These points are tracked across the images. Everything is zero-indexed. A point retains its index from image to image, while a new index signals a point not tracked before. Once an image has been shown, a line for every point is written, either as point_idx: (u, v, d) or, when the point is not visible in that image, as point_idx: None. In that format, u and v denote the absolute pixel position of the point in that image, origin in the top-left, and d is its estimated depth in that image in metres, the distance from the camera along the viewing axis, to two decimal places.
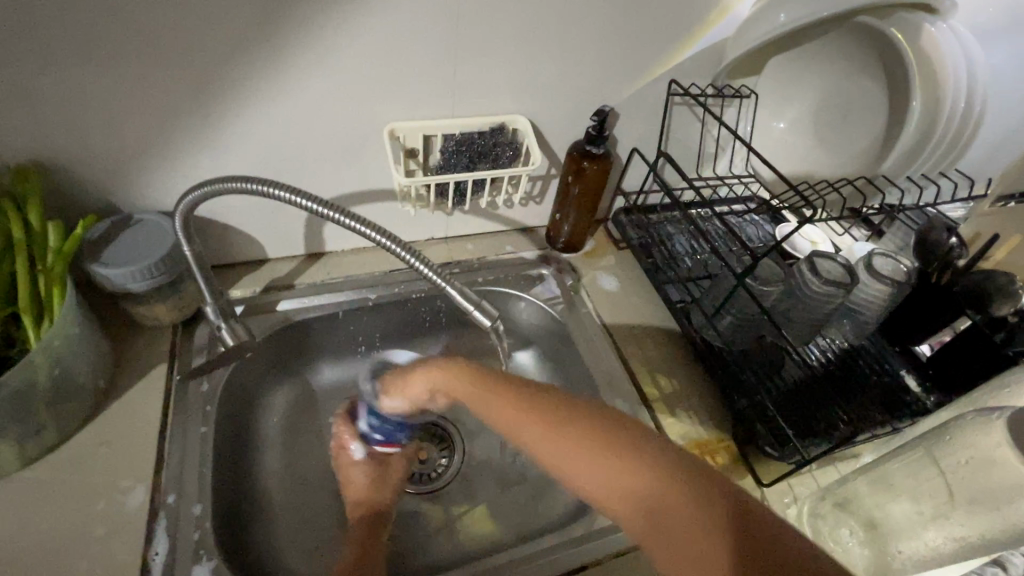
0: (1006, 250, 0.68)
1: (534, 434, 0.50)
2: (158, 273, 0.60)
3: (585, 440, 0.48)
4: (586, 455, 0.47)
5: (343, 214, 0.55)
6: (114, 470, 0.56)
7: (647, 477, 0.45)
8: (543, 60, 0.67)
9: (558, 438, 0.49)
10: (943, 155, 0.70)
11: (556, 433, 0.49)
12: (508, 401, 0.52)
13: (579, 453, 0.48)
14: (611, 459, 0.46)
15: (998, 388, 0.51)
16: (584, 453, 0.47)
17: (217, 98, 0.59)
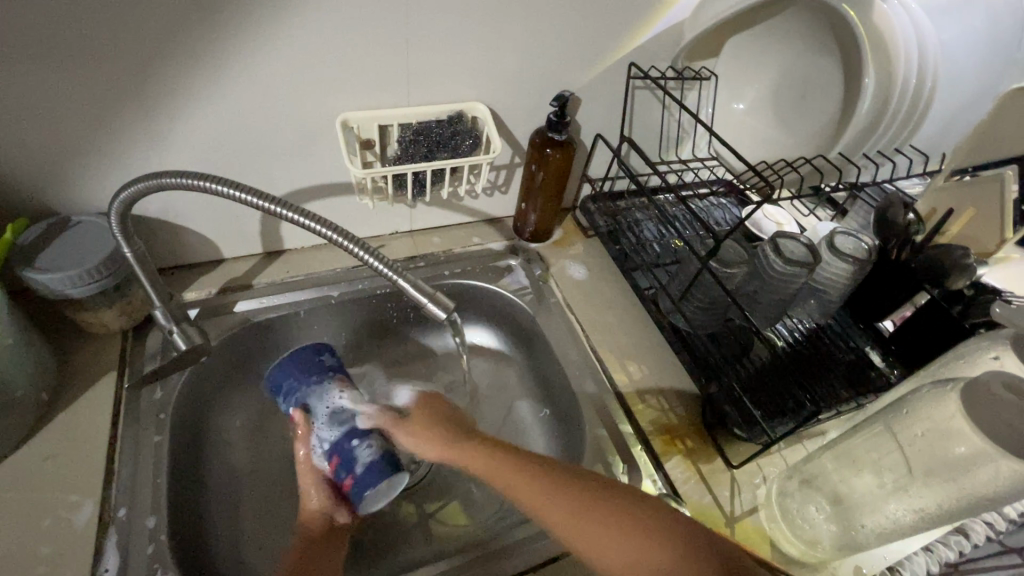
0: (960, 225, 0.69)
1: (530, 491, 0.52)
2: (99, 277, 0.57)
3: (566, 493, 0.51)
4: (564, 509, 0.50)
5: (289, 208, 0.52)
6: (61, 485, 0.53)
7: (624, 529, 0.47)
8: (500, 46, 0.65)
9: (556, 496, 0.51)
10: (903, 127, 0.68)
11: (538, 488, 0.52)
12: (505, 461, 0.56)
13: (575, 511, 0.49)
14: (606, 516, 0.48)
15: (955, 359, 0.51)
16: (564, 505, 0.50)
17: (155, 91, 0.56)
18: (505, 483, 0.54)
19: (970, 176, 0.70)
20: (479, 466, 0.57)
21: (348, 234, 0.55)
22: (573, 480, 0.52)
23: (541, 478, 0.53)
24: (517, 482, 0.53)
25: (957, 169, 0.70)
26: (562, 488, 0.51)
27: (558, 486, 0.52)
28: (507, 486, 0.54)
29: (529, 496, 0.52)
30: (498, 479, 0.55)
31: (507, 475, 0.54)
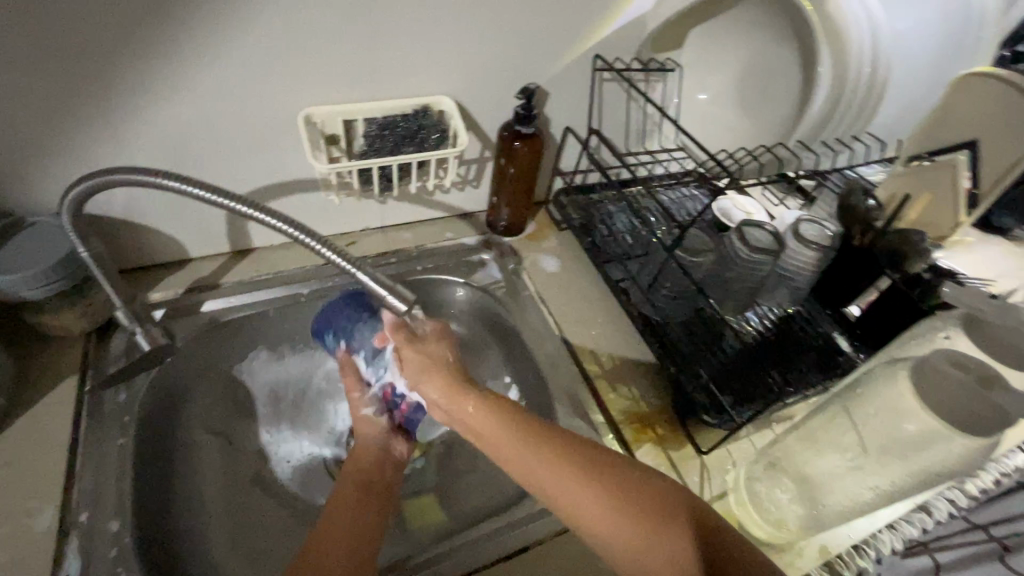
0: (919, 208, 0.75)
1: (554, 478, 0.47)
2: (56, 279, 0.56)
3: (572, 464, 0.47)
4: (568, 480, 0.46)
5: (239, 201, 0.49)
6: (21, 491, 0.52)
7: (626, 513, 0.44)
8: (464, 39, 0.65)
9: (583, 488, 0.46)
10: (858, 112, 0.74)
11: (543, 453, 0.48)
12: (529, 439, 0.49)
13: (601, 506, 0.45)
14: (632, 514, 0.45)
15: (914, 339, 0.52)
16: (569, 476, 0.46)
17: (109, 88, 0.55)
18: (503, 444, 0.50)
19: (928, 160, 0.73)
20: (480, 422, 0.51)
21: (316, 236, 0.52)
22: (585, 450, 0.48)
23: (570, 460, 0.47)
24: (518, 444, 0.49)
25: (914, 155, 0.73)
26: (568, 460, 0.47)
27: (567, 456, 0.47)
28: (527, 465, 0.48)
29: (530, 460, 0.48)
30: (498, 439, 0.50)
31: (509, 435, 0.49)
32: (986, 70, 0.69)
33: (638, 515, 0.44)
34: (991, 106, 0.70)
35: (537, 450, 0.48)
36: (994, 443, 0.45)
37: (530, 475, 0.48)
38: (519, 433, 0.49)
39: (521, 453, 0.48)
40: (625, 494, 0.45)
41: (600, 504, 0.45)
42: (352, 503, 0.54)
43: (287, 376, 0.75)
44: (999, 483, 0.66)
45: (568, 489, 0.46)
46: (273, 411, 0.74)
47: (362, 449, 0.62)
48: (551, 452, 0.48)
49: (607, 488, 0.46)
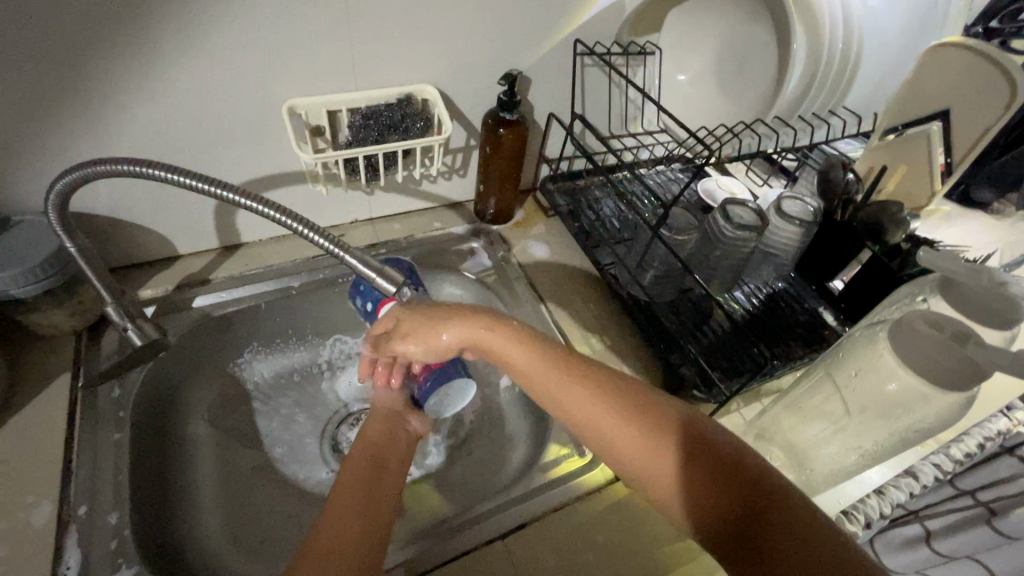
0: (894, 181, 0.80)
1: (591, 410, 0.48)
2: (45, 276, 0.56)
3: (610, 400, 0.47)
4: (592, 406, 0.48)
5: (226, 188, 0.49)
6: (18, 486, 0.53)
7: (643, 439, 0.45)
8: (444, 27, 0.66)
9: (618, 421, 0.46)
10: (834, 87, 0.76)
11: (579, 385, 0.49)
12: (568, 376, 0.49)
13: (633, 438, 0.45)
14: (661, 448, 0.45)
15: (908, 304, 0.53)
16: (594, 403, 0.48)
17: (89, 83, 0.55)
18: (532, 373, 0.51)
19: (900, 132, 0.76)
20: (510, 355, 0.52)
21: (313, 225, 0.52)
22: (609, 380, 0.49)
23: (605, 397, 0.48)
24: (547, 375, 0.50)
25: (889, 126, 0.77)
26: (593, 388, 0.48)
27: (592, 385, 0.48)
28: (564, 400, 0.49)
29: (558, 386, 0.49)
30: (528, 369, 0.51)
31: (539, 365, 0.50)
32: (957, 40, 0.70)
33: (655, 442, 0.45)
34: (963, 79, 0.71)
35: (572, 381, 0.49)
36: (971, 396, 0.47)
37: (558, 401, 0.49)
38: (548, 364, 0.50)
39: (549, 381, 0.50)
40: (643, 422, 0.46)
41: (620, 428, 0.46)
42: (364, 464, 0.52)
43: (286, 369, 0.77)
44: (983, 448, 0.67)
45: (592, 415, 0.47)
46: (269, 405, 0.74)
47: (376, 419, 0.59)
48: (579, 382, 0.49)
49: (625, 416, 0.46)
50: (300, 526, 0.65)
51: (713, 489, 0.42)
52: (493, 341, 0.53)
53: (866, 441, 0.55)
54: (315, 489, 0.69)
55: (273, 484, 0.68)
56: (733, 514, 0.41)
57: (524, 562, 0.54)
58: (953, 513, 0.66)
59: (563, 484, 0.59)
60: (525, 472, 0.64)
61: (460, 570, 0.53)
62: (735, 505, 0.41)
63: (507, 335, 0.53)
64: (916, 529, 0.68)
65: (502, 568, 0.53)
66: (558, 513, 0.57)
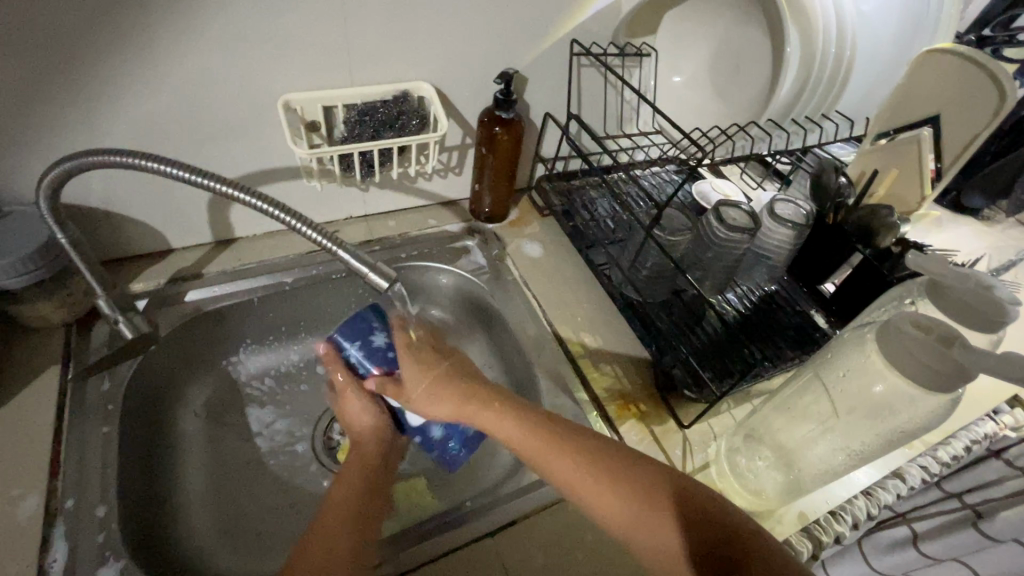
0: (886, 187, 0.78)
1: (580, 481, 0.47)
2: (34, 267, 0.55)
3: (599, 467, 0.48)
4: (585, 474, 0.48)
5: (220, 181, 0.49)
6: (4, 479, 0.52)
7: (637, 509, 0.45)
8: (441, 24, 0.65)
9: (609, 488, 0.46)
10: (828, 91, 0.77)
11: (563, 455, 0.49)
12: (557, 445, 0.49)
13: (625, 505, 0.46)
14: (652, 511, 0.45)
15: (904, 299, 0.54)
16: (583, 474, 0.47)
17: (82, 74, 0.54)
18: (529, 445, 0.50)
19: (891, 136, 0.78)
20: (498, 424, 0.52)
21: (307, 220, 0.51)
22: (594, 448, 0.49)
23: (594, 466, 0.48)
24: (540, 447, 0.50)
25: (879, 132, 0.79)
26: (590, 456, 0.48)
27: (584, 455, 0.48)
28: (555, 471, 0.48)
29: (551, 458, 0.49)
30: (521, 439, 0.51)
31: (532, 437, 0.50)
32: (944, 48, 0.72)
33: (650, 508, 0.45)
34: (950, 80, 0.72)
35: (558, 453, 0.49)
36: (957, 398, 0.47)
37: (549, 474, 0.49)
38: (541, 435, 0.50)
39: (540, 453, 0.50)
40: (634, 489, 0.46)
41: (612, 498, 0.46)
42: (355, 490, 0.53)
43: (281, 364, 0.77)
44: (971, 451, 0.68)
45: (584, 487, 0.47)
46: (261, 400, 0.75)
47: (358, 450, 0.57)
48: (563, 451, 0.49)
49: (617, 482, 0.47)
50: (288, 522, 0.64)
51: (714, 554, 0.43)
52: (484, 406, 0.53)
53: (853, 441, 0.55)
54: (305, 485, 0.68)
55: (265, 481, 0.67)
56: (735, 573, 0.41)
57: (513, 562, 0.53)
58: (940, 514, 0.68)
59: (552, 483, 0.59)
60: (516, 471, 0.64)
61: (448, 567, 0.53)
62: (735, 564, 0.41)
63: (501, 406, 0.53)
64: (903, 531, 0.70)
65: (490, 567, 0.53)
66: (549, 511, 0.58)
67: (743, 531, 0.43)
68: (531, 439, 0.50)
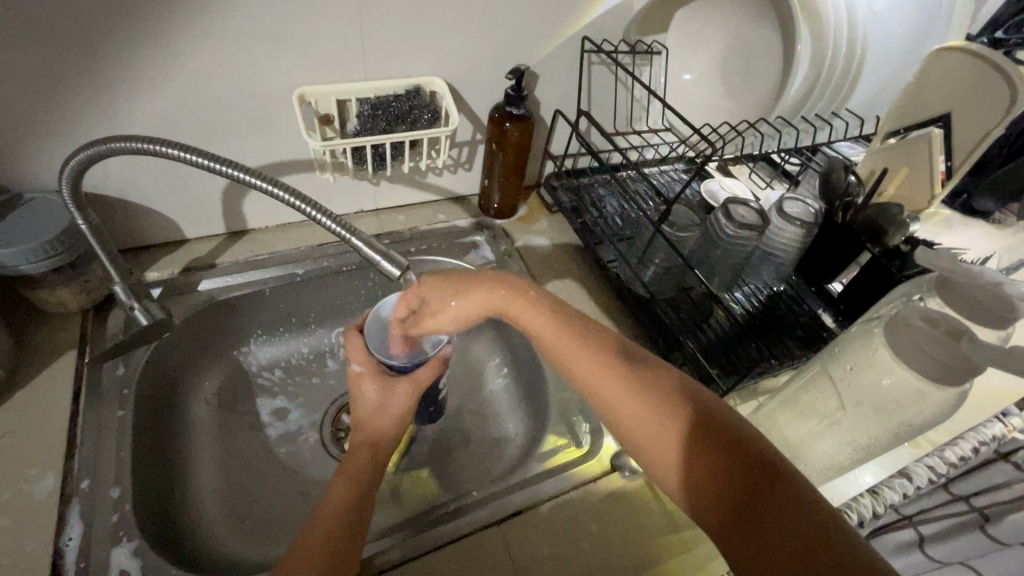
0: (895, 185, 0.80)
1: (603, 382, 0.48)
2: (53, 253, 0.56)
3: (622, 373, 0.48)
4: (609, 376, 0.48)
5: (238, 169, 0.50)
6: (22, 459, 0.53)
7: (657, 414, 0.45)
8: (454, 20, 0.66)
9: (630, 392, 0.46)
10: (839, 90, 0.77)
11: (591, 355, 0.50)
12: (585, 346, 0.50)
13: (643, 408, 0.45)
14: (666, 419, 0.44)
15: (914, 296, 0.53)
16: (603, 368, 0.49)
17: (104, 64, 0.56)
18: (556, 343, 0.52)
19: (902, 135, 0.78)
20: (531, 324, 0.53)
21: (322, 208, 0.52)
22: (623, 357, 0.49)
23: (620, 369, 0.48)
24: (567, 346, 0.51)
25: (890, 131, 0.79)
26: (616, 361, 0.49)
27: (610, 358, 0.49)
28: (580, 369, 0.50)
29: (580, 355, 0.50)
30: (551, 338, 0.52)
31: (562, 336, 0.51)
32: (958, 45, 0.72)
33: (664, 413, 0.45)
34: (962, 78, 0.72)
35: (587, 353, 0.50)
36: (964, 394, 0.48)
37: (572, 369, 0.50)
38: (570, 332, 0.52)
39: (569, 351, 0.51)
40: (656, 396, 0.46)
41: (631, 400, 0.46)
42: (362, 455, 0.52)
43: (291, 354, 0.78)
44: (979, 452, 0.68)
45: (605, 388, 0.48)
46: (272, 391, 0.76)
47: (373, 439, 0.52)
48: (593, 351, 0.50)
49: (640, 388, 0.47)
50: (296, 509, 0.65)
51: (734, 483, 0.40)
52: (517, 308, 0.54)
53: (858, 436, 0.55)
54: (313, 473, 0.69)
55: (274, 469, 0.68)
56: (746, 505, 0.39)
57: (518, 551, 0.54)
58: (946, 517, 0.69)
59: (558, 474, 0.60)
60: (522, 463, 0.64)
61: (453, 554, 0.53)
62: (748, 496, 0.39)
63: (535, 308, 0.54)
64: (909, 534, 0.71)
65: (496, 555, 0.53)
66: (555, 502, 0.58)
67: (766, 455, 0.41)
68: (559, 339, 0.52)
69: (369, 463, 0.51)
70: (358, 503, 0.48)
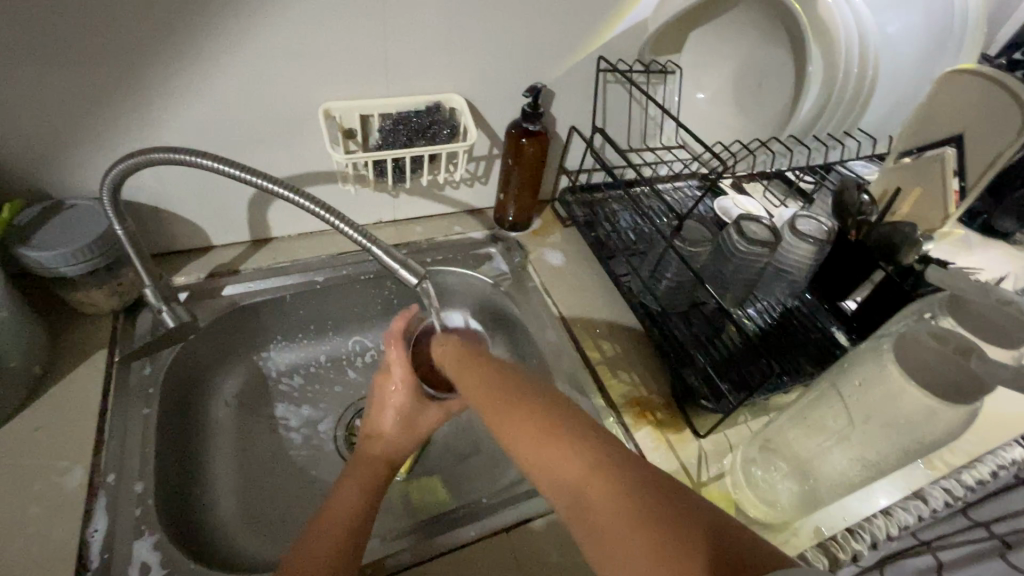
0: (909, 205, 0.80)
1: (544, 457, 0.38)
2: (92, 256, 0.59)
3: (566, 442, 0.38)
4: (551, 448, 0.38)
5: (268, 179, 0.53)
6: (53, 453, 0.56)
7: (600, 483, 0.35)
8: (474, 39, 0.69)
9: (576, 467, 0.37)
10: (851, 109, 0.78)
11: (528, 419, 0.40)
12: (520, 410, 0.41)
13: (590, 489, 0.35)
14: (623, 509, 0.33)
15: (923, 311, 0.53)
16: (545, 439, 0.39)
17: (147, 80, 0.59)
18: (491, 406, 0.43)
19: (914, 155, 0.78)
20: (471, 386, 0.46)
21: (345, 218, 0.55)
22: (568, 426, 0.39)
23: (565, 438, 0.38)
24: (507, 406, 0.42)
25: (902, 151, 0.79)
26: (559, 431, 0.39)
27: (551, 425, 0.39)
28: (518, 442, 0.40)
29: (516, 423, 0.40)
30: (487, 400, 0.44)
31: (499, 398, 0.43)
32: (970, 67, 0.73)
33: (618, 496, 0.34)
34: (976, 101, 0.73)
35: (524, 418, 0.40)
36: (975, 412, 0.47)
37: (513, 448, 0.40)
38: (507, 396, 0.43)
39: (510, 416, 0.41)
40: (600, 468, 0.36)
41: (576, 470, 0.36)
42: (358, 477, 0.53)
43: (308, 361, 0.80)
44: (998, 476, 0.66)
45: (545, 464, 0.38)
46: (291, 396, 0.78)
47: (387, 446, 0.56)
48: (533, 413, 0.41)
49: (582, 456, 0.37)
50: (309, 511, 0.67)
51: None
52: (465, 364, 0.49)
53: (870, 455, 0.55)
54: (326, 478, 0.71)
55: (289, 472, 0.70)
56: None
57: (525, 559, 0.54)
58: (965, 544, 0.65)
59: None
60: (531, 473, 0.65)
61: (462, 560, 0.54)
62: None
63: (489, 369, 0.47)
64: (927, 561, 0.67)
65: (503, 563, 0.54)
66: (564, 512, 0.58)
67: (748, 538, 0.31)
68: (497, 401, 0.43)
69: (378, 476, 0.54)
70: (360, 518, 0.50)
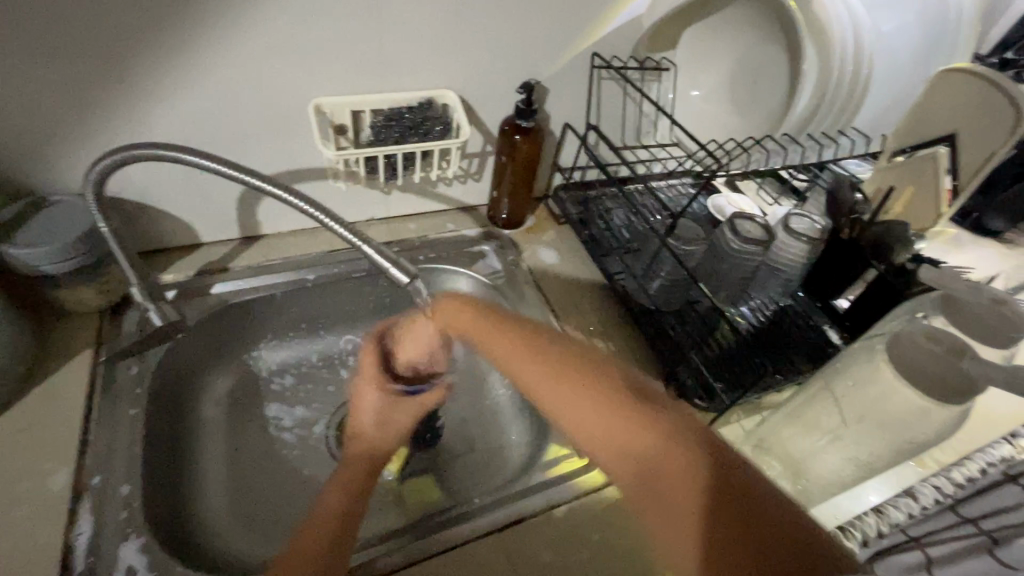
0: (902, 207, 0.79)
1: (586, 418, 0.41)
2: (76, 253, 0.58)
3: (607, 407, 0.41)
4: (595, 410, 0.41)
5: (257, 176, 0.52)
6: (38, 454, 0.55)
7: (639, 444, 0.39)
8: (467, 34, 0.68)
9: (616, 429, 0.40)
10: (845, 107, 0.78)
11: (572, 386, 0.43)
12: (566, 377, 0.44)
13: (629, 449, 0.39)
14: (660, 471, 0.37)
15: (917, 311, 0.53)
16: (587, 403, 0.42)
17: (131, 74, 0.58)
18: (535, 370, 0.46)
19: (908, 154, 0.78)
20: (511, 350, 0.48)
21: (335, 216, 0.54)
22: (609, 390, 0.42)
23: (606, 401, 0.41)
24: (551, 373, 0.45)
25: (896, 149, 0.79)
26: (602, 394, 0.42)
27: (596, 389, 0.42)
28: (561, 403, 0.43)
29: (561, 389, 0.44)
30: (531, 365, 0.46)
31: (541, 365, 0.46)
32: (964, 65, 0.73)
33: (655, 459, 0.37)
34: (971, 99, 0.73)
35: (567, 385, 0.44)
36: (967, 412, 0.47)
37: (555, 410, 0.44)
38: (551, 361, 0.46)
39: (555, 386, 0.44)
40: (639, 428, 0.39)
41: (618, 430, 0.40)
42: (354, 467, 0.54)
43: (299, 359, 0.79)
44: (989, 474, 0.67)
45: (588, 425, 0.41)
46: (282, 395, 0.77)
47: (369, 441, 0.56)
48: (575, 381, 0.44)
49: (624, 417, 0.40)
50: (300, 511, 0.66)
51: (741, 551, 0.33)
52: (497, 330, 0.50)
53: (863, 454, 0.55)
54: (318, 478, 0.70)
55: (279, 471, 0.69)
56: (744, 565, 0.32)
57: (518, 559, 0.54)
58: None
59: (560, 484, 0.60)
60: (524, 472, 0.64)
61: (455, 560, 0.54)
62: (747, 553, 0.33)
63: (515, 333, 0.50)
64: None
65: (496, 563, 0.54)
66: (558, 512, 0.58)
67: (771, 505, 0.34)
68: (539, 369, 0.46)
69: (364, 471, 0.54)
70: (345, 516, 0.50)
